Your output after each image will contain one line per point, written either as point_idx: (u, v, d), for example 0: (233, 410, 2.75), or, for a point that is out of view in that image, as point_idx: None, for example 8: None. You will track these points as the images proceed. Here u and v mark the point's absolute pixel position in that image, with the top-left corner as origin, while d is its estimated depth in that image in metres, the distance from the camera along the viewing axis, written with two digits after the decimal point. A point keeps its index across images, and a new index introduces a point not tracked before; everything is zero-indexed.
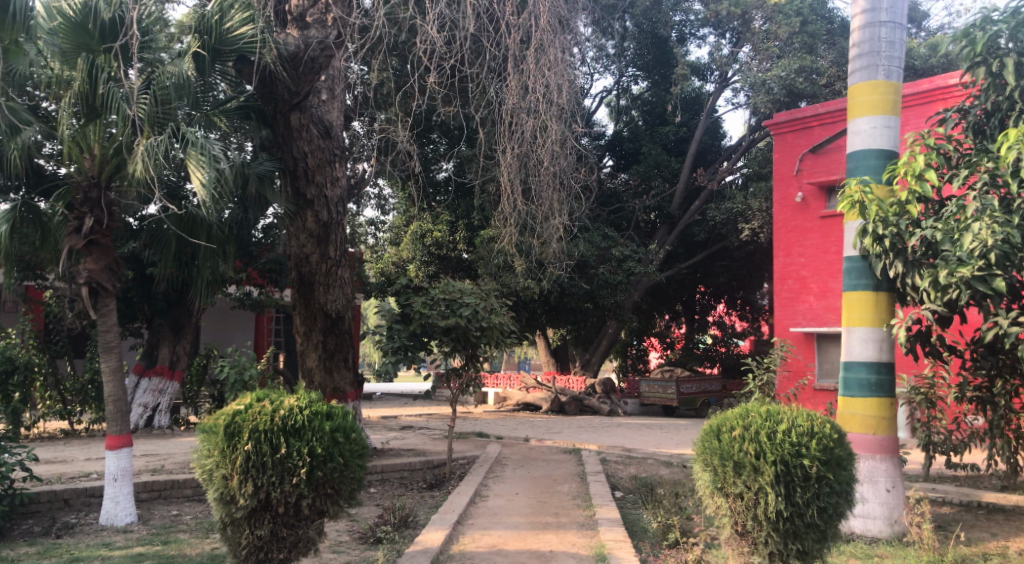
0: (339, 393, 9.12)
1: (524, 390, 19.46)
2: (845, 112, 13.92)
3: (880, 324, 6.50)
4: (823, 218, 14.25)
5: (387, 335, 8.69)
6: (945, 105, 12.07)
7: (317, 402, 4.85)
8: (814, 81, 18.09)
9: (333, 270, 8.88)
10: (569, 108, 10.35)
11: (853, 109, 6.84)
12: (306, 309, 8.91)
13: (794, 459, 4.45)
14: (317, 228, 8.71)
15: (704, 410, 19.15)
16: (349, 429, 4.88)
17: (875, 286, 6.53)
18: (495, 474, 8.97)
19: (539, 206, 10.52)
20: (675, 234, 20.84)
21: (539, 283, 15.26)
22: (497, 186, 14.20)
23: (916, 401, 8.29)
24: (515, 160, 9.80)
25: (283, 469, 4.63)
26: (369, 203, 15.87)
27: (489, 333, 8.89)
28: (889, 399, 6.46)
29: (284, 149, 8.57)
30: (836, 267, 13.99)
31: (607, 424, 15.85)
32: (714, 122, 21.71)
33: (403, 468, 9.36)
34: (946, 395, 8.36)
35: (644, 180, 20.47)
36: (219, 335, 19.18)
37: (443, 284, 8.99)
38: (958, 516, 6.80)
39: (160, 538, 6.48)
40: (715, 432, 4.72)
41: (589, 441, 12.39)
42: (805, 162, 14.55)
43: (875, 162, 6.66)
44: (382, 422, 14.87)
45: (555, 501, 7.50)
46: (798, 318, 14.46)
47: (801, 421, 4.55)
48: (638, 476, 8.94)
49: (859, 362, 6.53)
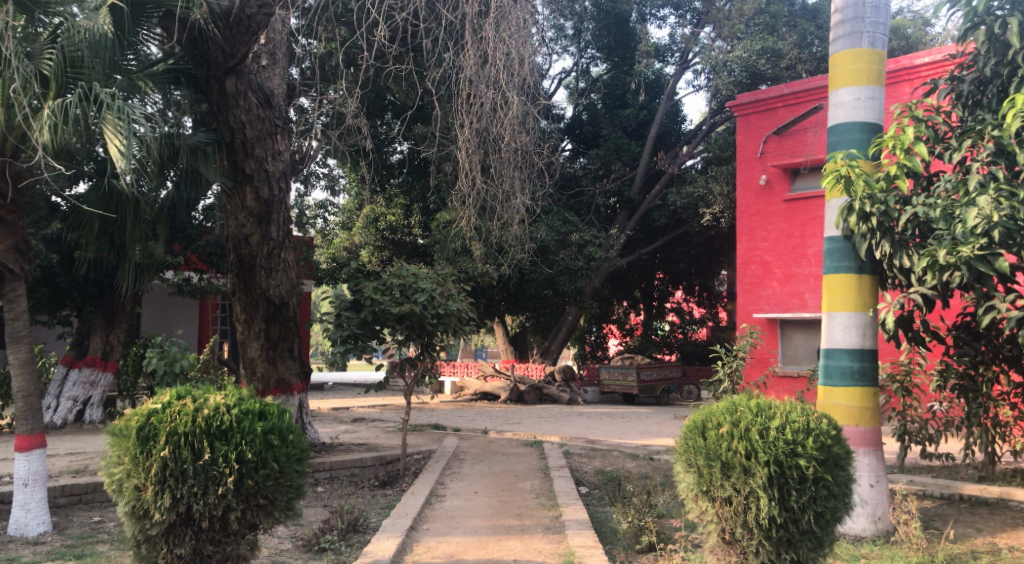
0: (284, 385, 8.43)
1: (482, 379, 18.93)
2: (810, 92, 13.67)
3: (862, 309, 6.10)
4: (787, 201, 13.96)
5: (336, 323, 8.08)
6: (915, 86, 11.79)
7: (247, 399, 4.22)
8: (776, 64, 17.83)
9: (276, 251, 8.20)
10: (532, 81, 9.78)
11: (835, 79, 6.40)
12: (246, 294, 8.19)
13: (790, 459, 3.97)
14: (257, 206, 8.03)
15: (665, 397, 18.84)
16: (286, 430, 4.25)
17: (858, 268, 6.12)
18: (453, 471, 8.39)
19: (500, 185, 9.95)
20: (636, 219, 20.46)
21: (499, 268, 14.69)
22: (454, 167, 13.58)
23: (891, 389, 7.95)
24: (473, 135, 9.22)
25: (206, 477, 3.99)
26: (319, 184, 15.09)
27: (447, 320, 8.28)
28: (872, 389, 6.06)
29: (220, 119, 7.85)
30: (799, 252, 13.72)
31: (568, 414, 15.41)
32: (674, 105, 21.35)
33: (353, 465, 8.70)
34: (921, 382, 8.06)
35: (603, 164, 20.03)
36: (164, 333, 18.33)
37: (397, 268, 8.37)
38: (941, 511, 6.46)
39: (75, 550, 5.75)
40: (699, 429, 4.22)
41: (550, 432, 11.88)
42: (769, 145, 14.25)
43: (858, 136, 6.23)
44: (333, 414, 14.19)
45: (517, 500, 6.96)
46: (762, 304, 14.16)
47: (796, 416, 4.08)
48: (605, 470, 8.47)
49: (841, 350, 6.12)
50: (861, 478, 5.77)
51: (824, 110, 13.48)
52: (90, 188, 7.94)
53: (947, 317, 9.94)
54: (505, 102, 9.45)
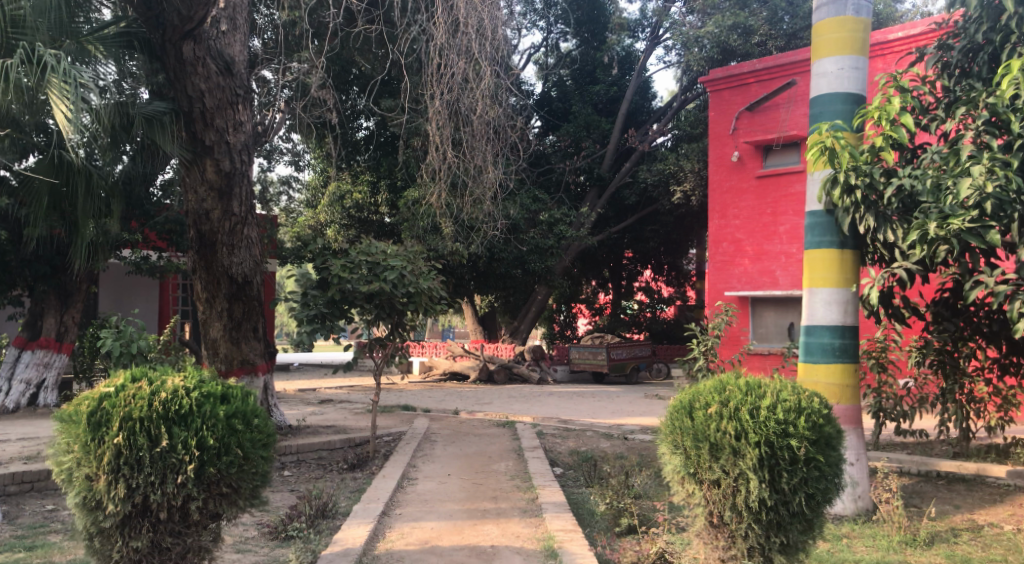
0: (248, 365, 8.15)
1: (451, 359, 18.71)
2: (783, 68, 13.56)
3: (844, 285, 6.00)
4: (759, 178, 13.88)
5: (302, 303, 7.78)
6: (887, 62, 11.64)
7: (208, 381, 3.93)
8: (747, 40, 17.72)
9: (239, 227, 7.85)
10: (504, 50, 9.49)
11: (817, 48, 6.25)
12: (208, 272, 7.84)
13: (781, 440, 3.82)
14: (218, 178, 7.65)
15: (635, 376, 18.81)
16: (250, 414, 3.97)
17: (840, 243, 6.00)
18: (424, 452, 8.17)
19: (471, 158, 9.66)
20: (606, 198, 20.28)
21: (468, 246, 14.42)
22: (423, 141, 13.29)
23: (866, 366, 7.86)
24: (444, 106, 8.92)
25: (164, 465, 3.72)
26: (282, 159, 14.62)
27: (417, 299, 8.02)
28: (853, 366, 5.96)
29: (177, 87, 7.43)
30: (771, 229, 13.68)
31: (539, 393, 15.28)
32: (645, 82, 21.18)
33: (321, 448, 8.44)
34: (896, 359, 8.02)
35: (573, 141, 19.80)
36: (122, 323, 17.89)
37: (365, 245, 8.07)
38: (919, 488, 6.43)
39: (25, 542, 5.41)
40: (687, 409, 4.06)
41: (522, 412, 11.70)
42: (742, 121, 14.15)
43: (841, 108, 6.09)
44: (299, 396, 13.86)
45: (492, 482, 6.78)
46: (733, 282, 14.11)
47: (787, 395, 3.93)
48: (579, 450, 8.32)
49: (822, 326, 6.01)
50: (848, 456, 5.68)
51: (798, 86, 13.39)
52: (38, 159, 7.49)
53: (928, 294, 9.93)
54: (476, 73, 9.19)
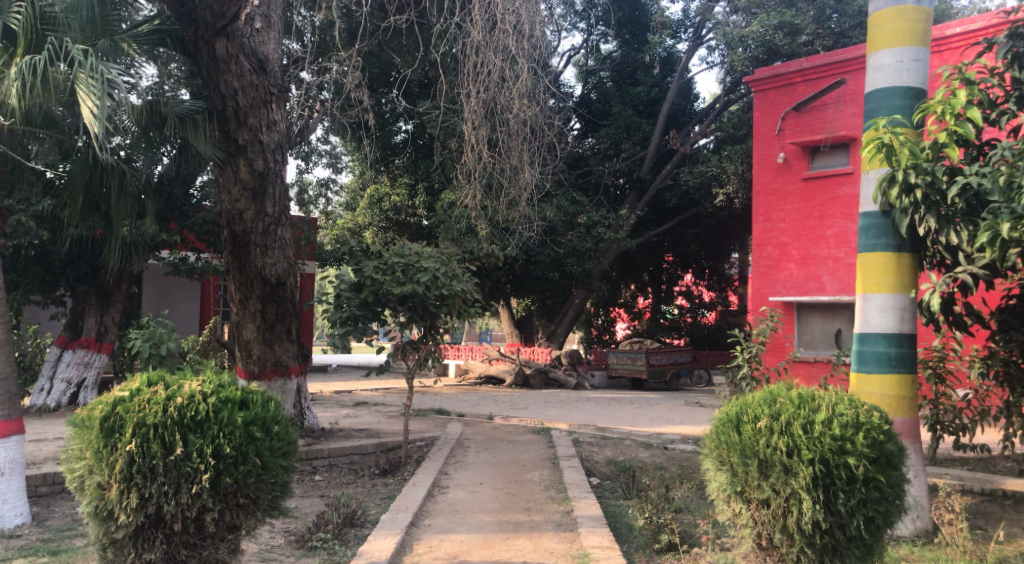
0: (280, 367, 8.06)
1: (487, 362, 18.52)
2: (833, 67, 13.09)
3: (902, 291, 5.62)
4: (805, 180, 13.41)
5: (336, 304, 7.67)
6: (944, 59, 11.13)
7: (227, 387, 3.80)
8: (793, 39, 17.22)
9: (272, 228, 7.73)
10: (542, 47, 9.25)
11: (874, 40, 5.89)
12: (241, 273, 7.74)
13: (837, 458, 3.51)
14: (251, 178, 7.53)
15: (674, 382, 18.40)
16: (270, 421, 3.83)
17: (897, 246, 5.63)
18: (457, 459, 7.97)
19: (507, 158, 9.45)
20: (646, 200, 19.91)
21: (505, 249, 14.21)
22: (459, 142, 13.14)
23: (922, 375, 7.41)
24: (480, 105, 8.72)
25: (178, 475, 3.59)
26: (319, 161, 14.57)
27: (451, 302, 7.81)
28: (910, 376, 5.58)
29: (211, 86, 7.34)
30: (818, 232, 13.20)
31: (576, 399, 14.99)
32: (687, 83, 20.77)
33: (353, 453, 8.27)
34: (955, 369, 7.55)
35: (613, 143, 19.48)
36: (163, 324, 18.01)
37: (399, 246, 7.90)
38: (982, 508, 6.00)
39: (49, 546, 5.30)
40: (733, 422, 3.78)
41: (558, 418, 11.42)
42: (788, 121, 13.70)
43: (900, 103, 5.72)
44: (334, 398, 13.80)
45: (526, 492, 6.54)
46: (778, 287, 13.65)
47: (843, 409, 3.61)
48: (616, 460, 8.03)
49: (877, 334, 5.64)
50: (911, 475, 5.30)
51: (847, 85, 12.91)
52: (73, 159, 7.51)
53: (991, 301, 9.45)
54: (512, 71, 8.99)
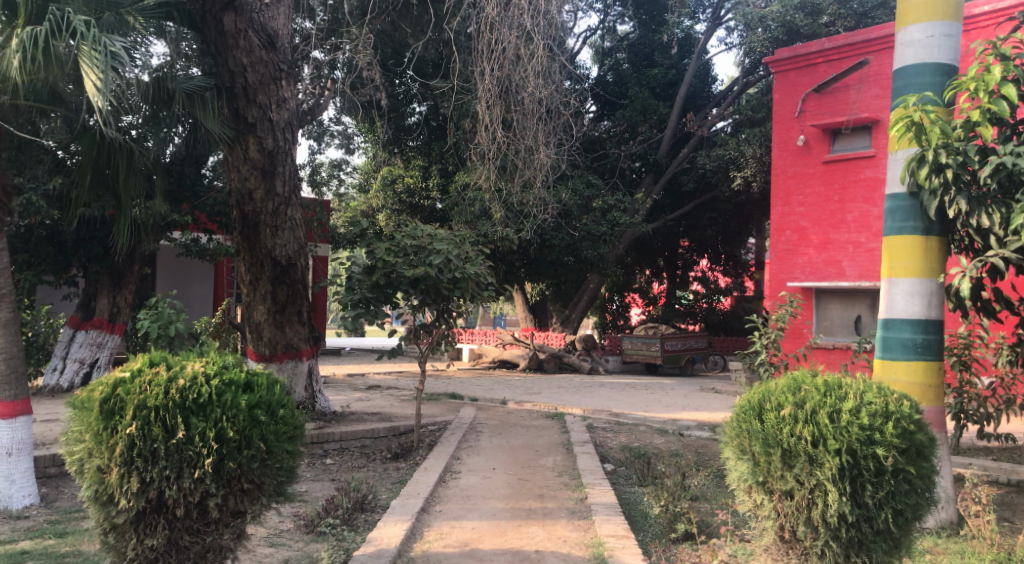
0: (292, 350, 7.98)
1: (501, 347, 18.41)
2: (855, 47, 12.79)
3: (929, 275, 5.42)
4: (826, 163, 13.13)
5: (347, 286, 7.51)
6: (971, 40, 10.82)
7: (231, 369, 3.72)
8: (815, 20, 16.83)
9: (282, 208, 7.61)
10: (558, 24, 9.04)
11: (904, 14, 5.63)
12: (251, 254, 7.62)
13: (865, 448, 3.36)
14: (260, 157, 7.42)
15: (689, 368, 18.21)
16: (275, 405, 3.74)
17: (925, 229, 5.43)
18: (470, 444, 7.86)
19: (522, 139, 9.28)
20: (662, 184, 19.66)
21: (519, 232, 14.06)
22: (473, 124, 12.96)
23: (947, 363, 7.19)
24: (495, 84, 8.55)
25: (181, 459, 3.51)
26: (332, 142, 14.42)
27: (465, 285, 7.69)
28: (937, 363, 5.39)
29: (219, 62, 7.27)
30: (838, 217, 12.93)
31: (590, 384, 14.86)
32: (705, 65, 20.44)
33: (364, 436, 8.18)
34: (981, 357, 7.32)
35: (629, 126, 19.22)
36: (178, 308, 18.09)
37: (412, 228, 7.76)
38: (1009, 500, 5.81)
39: (57, 528, 5.24)
40: (756, 410, 3.62)
41: (571, 403, 11.30)
42: (808, 104, 13.41)
43: (929, 80, 5.48)
44: (347, 381, 13.75)
45: (539, 478, 6.43)
46: (796, 272, 13.42)
47: (873, 397, 3.45)
48: (631, 446, 7.90)
49: (902, 320, 5.44)
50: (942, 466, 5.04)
51: (870, 66, 12.61)
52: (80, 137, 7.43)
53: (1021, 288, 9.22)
54: (528, 50, 8.80)
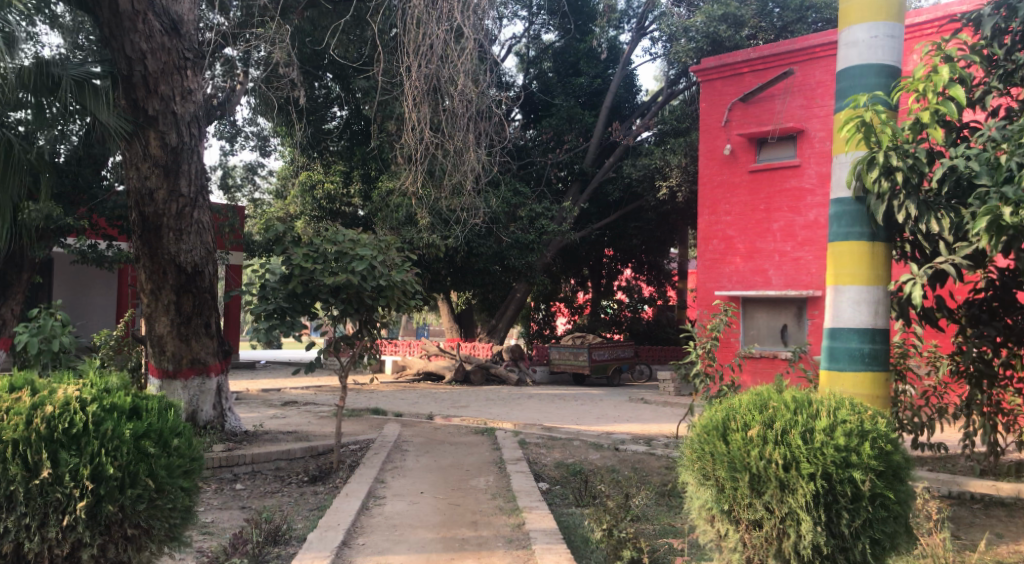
0: (198, 365, 7.29)
1: (425, 358, 17.86)
2: (780, 57, 12.89)
3: (875, 283, 5.06)
4: (752, 172, 13.17)
5: (261, 296, 6.92)
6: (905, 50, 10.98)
7: (117, 392, 3.33)
8: (737, 32, 17.00)
9: (187, 210, 6.91)
10: (487, 19, 8.64)
11: (846, 14, 5.29)
12: (151, 260, 6.89)
13: (842, 472, 3.06)
14: (162, 153, 6.72)
15: (616, 377, 18.05)
16: (167, 434, 3.36)
17: (872, 235, 5.09)
18: (395, 464, 7.31)
19: (451, 140, 8.82)
20: (588, 193, 19.52)
21: (446, 240, 13.61)
22: (398, 124, 12.45)
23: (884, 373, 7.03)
24: (422, 81, 8.07)
25: (46, 503, 3.11)
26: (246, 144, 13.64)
27: (389, 294, 7.14)
28: (883, 374, 5.08)
29: (114, 46, 6.54)
30: (764, 226, 12.99)
31: (518, 396, 14.49)
32: (630, 75, 20.46)
33: (279, 458, 7.48)
34: (915, 367, 7.20)
35: (555, 134, 19.06)
36: (76, 319, 16.77)
37: (333, 231, 7.19)
38: (952, 513, 5.67)
39: None
40: (720, 431, 3.32)
41: (501, 417, 10.86)
42: (734, 113, 13.45)
43: (875, 81, 5.18)
44: (262, 396, 12.97)
45: (471, 502, 5.97)
46: (723, 281, 13.41)
47: (846, 416, 3.17)
48: (566, 462, 7.51)
49: (849, 329, 5.09)
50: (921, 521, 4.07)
51: (794, 76, 12.72)
52: None
53: (957, 296, 9.39)
54: (457, 45, 8.36)
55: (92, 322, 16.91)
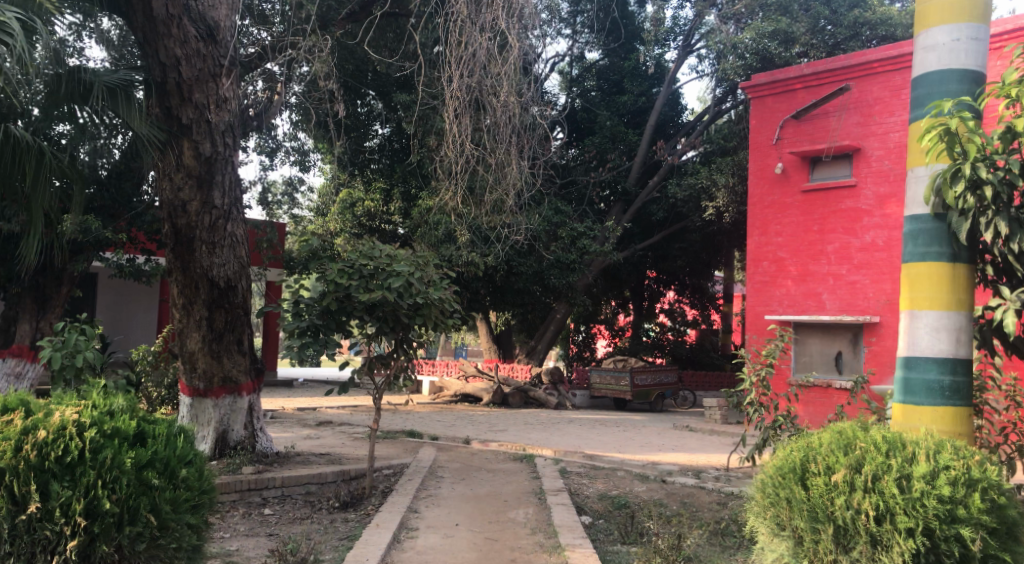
0: (230, 384, 7.06)
1: (463, 380, 17.53)
2: (835, 73, 12.38)
3: (955, 308, 4.58)
4: (805, 192, 12.62)
5: (294, 311, 6.63)
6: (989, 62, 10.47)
7: (123, 419, 3.51)
8: (788, 48, 16.49)
9: (220, 223, 6.69)
10: (532, 28, 8.32)
11: (924, 16, 4.87)
12: (184, 274, 6.69)
13: (947, 528, 3.17)
14: (196, 164, 6.54)
15: (659, 403, 17.47)
16: (172, 463, 3.52)
17: (953, 255, 4.62)
18: (429, 492, 6.95)
19: (493, 154, 8.50)
20: (631, 213, 19.08)
21: (485, 259, 13.32)
22: (438, 140, 12.23)
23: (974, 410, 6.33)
24: (463, 91, 7.79)
25: (34, 540, 3.24)
26: (286, 159, 13.56)
27: (426, 312, 6.78)
28: (966, 410, 4.58)
29: (148, 53, 6.39)
30: (818, 248, 12.40)
31: (558, 420, 14.05)
32: (675, 93, 20.06)
33: (310, 482, 7.11)
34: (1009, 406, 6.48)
35: (598, 153, 18.71)
36: (116, 332, 16.83)
37: (369, 246, 6.89)
38: None
39: None
40: (801, 475, 3.46)
41: (540, 444, 10.43)
42: (786, 130, 12.94)
43: (957, 88, 4.73)
44: (296, 415, 12.80)
45: (508, 537, 5.56)
46: (774, 305, 12.84)
47: (950, 465, 3.27)
48: (610, 495, 7.06)
49: (926, 359, 4.61)
50: None
51: (850, 92, 12.19)
52: None
53: None
54: (500, 56, 8.07)
55: (132, 335, 16.96)
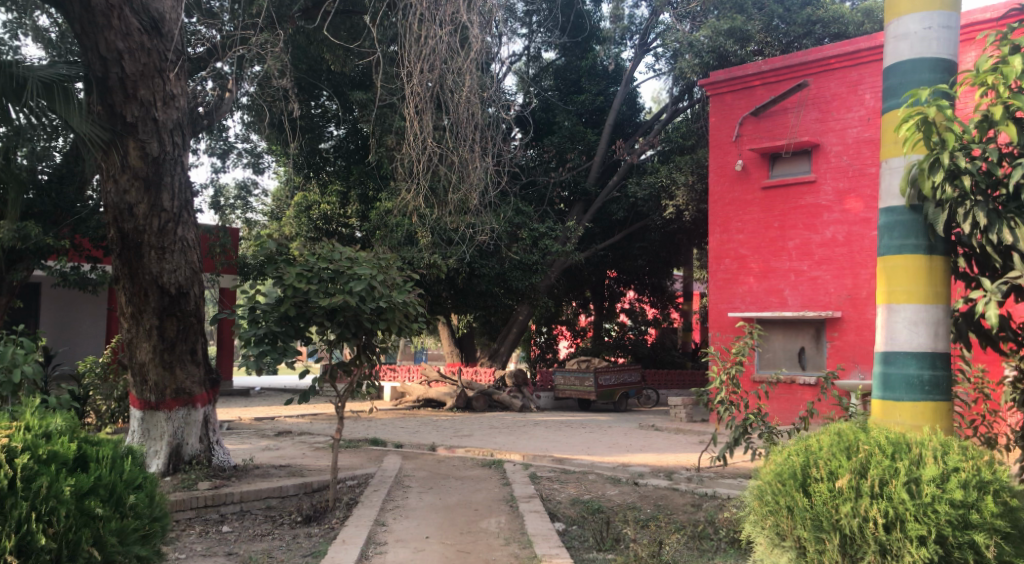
0: (183, 396, 6.68)
1: (425, 384, 17.22)
2: (793, 69, 12.41)
3: (933, 300, 4.50)
4: (765, 189, 12.64)
5: (250, 318, 6.31)
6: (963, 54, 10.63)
7: (63, 441, 3.24)
8: (743, 47, 16.56)
9: (170, 227, 6.34)
10: (492, 23, 8.10)
11: (895, 5, 4.79)
12: (132, 282, 6.32)
13: (959, 535, 3.10)
14: (143, 164, 6.18)
15: (623, 403, 17.39)
16: (117, 489, 3.26)
17: (929, 247, 4.53)
18: (396, 503, 6.68)
19: (454, 152, 8.26)
20: (591, 213, 19.01)
21: (446, 261, 13.08)
22: (397, 140, 11.94)
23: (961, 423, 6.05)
24: (423, 88, 7.54)
25: None
26: (238, 161, 13.12)
27: (390, 316, 6.51)
28: (947, 404, 4.48)
29: (87, 47, 6.00)
30: (780, 244, 12.43)
31: (523, 423, 13.85)
32: (632, 92, 20.05)
33: (269, 496, 6.75)
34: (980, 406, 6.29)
35: (557, 153, 18.60)
36: (62, 344, 16.15)
37: (328, 249, 6.59)
38: None
39: None
40: (803, 482, 3.40)
41: (507, 448, 10.21)
42: (745, 127, 12.95)
43: (929, 77, 4.65)
44: (254, 426, 12.38)
45: (482, 548, 5.34)
46: (737, 302, 12.84)
47: (962, 467, 3.20)
48: (583, 499, 6.88)
49: (905, 353, 4.51)
50: None
51: (808, 89, 12.24)
52: None
53: None
54: (461, 52, 7.85)
55: (79, 345, 16.29)
